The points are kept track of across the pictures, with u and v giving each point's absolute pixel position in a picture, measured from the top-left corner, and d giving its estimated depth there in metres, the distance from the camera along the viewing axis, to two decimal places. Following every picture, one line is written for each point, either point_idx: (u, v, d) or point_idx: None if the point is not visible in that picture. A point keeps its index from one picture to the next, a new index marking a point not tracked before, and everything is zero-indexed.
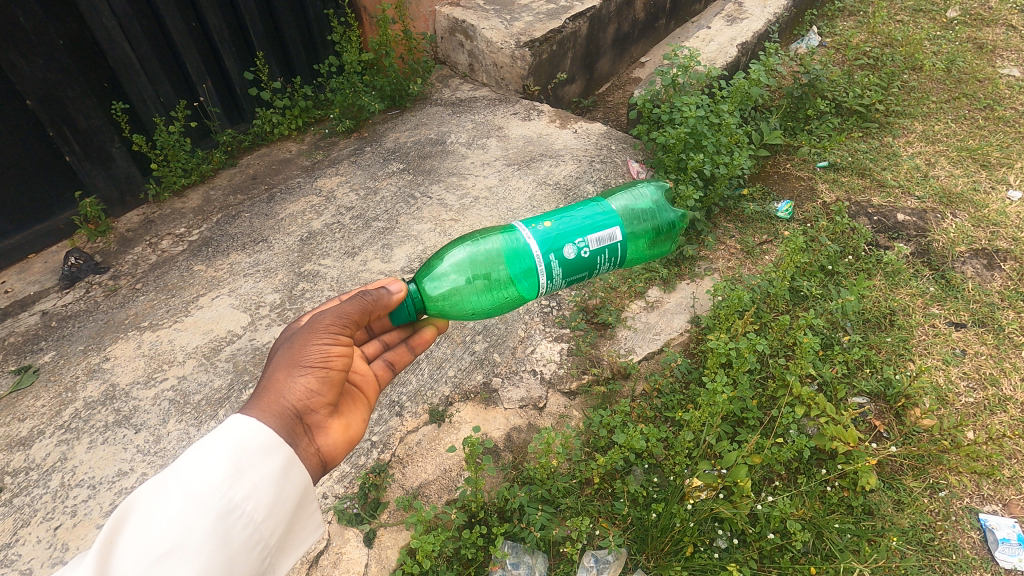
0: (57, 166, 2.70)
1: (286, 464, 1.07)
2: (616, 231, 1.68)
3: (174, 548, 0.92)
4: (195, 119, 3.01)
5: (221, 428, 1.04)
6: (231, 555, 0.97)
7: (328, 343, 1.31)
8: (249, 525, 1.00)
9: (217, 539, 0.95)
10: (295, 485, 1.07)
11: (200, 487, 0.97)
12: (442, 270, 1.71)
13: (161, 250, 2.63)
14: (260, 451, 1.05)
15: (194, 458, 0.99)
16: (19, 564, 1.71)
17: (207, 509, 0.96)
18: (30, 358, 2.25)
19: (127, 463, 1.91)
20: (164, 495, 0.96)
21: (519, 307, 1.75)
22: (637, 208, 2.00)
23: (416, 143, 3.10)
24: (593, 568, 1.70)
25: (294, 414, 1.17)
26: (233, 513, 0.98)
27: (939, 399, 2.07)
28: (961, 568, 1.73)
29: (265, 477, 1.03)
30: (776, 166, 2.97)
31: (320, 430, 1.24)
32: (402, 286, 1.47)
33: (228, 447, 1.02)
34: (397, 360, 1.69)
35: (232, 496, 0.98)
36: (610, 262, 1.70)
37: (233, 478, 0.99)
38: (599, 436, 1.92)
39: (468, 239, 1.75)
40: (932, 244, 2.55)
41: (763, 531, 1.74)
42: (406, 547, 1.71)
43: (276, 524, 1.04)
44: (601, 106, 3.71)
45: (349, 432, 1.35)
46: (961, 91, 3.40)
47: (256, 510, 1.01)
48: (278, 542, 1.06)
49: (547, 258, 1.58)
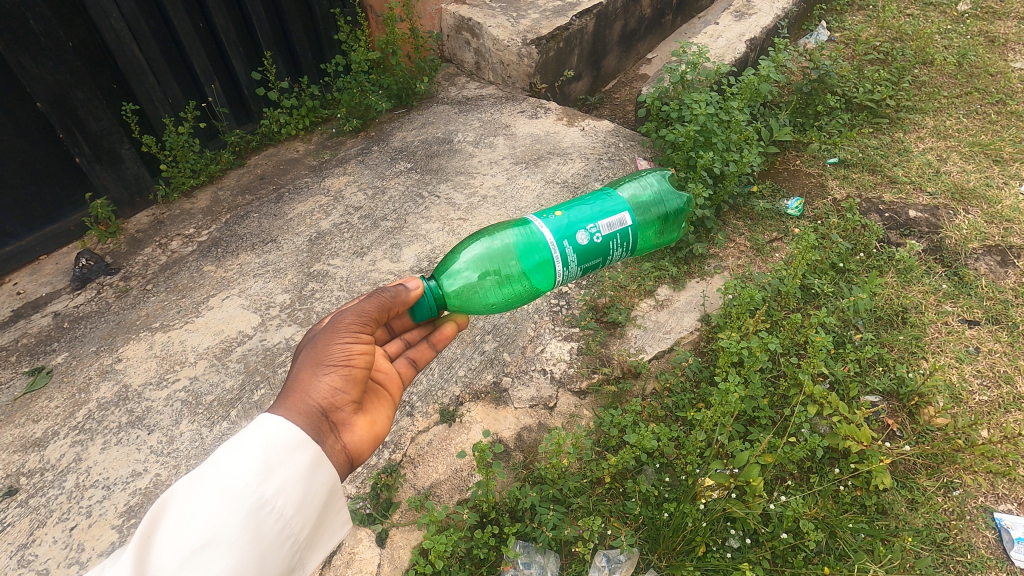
0: (68, 168, 2.71)
1: (313, 461, 1.07)
2: (626, 216, 1.68)
3: (207, 543, 0.93)
4: (204, 119, 3.03)
5: (251, 426, 1.05)
6: (262, 551, 0.97)
7: (350, 342, 1.32)
8: (279, 521, 1.00)
9: (249, 533, 0.96)
10: (323, 482, 1.07)
11: (231, 483, 0.97)
12: (457, 266, 1.72)
13: (171, 251, 2.65)
14: (288, 448, 1.05)
15: (225, 454, 1.00)
16: (36, 565, 1.72)
17: (238, 504, 0.96)
18: (44, 359, 2.27)
19: (141, 464, 1.92)
20: (197, 491, 0.97)
21: (534, 300, 1.75)
22: (644, 198, 2.01)
23: (424, 142, 3.10)
24: (604, 568, 1.70)
25: (319, 412, 1.18)
26: (264, 508, 0.98)
27: (953, 397, 2.06)
28: (976, 568, 1.72)
29: (294, 474, 1.03)
30: (785, 163, 2.95)
31: (346, 427, 1.25)
32: (420, 283, 1.48)
33: (258, 444, 1.03)
34: (419, 357, 1.69)
35: (262, 492, 0.99)
36: (622, 248, 1.70)
37: (262, 475, 1.00)
38: (610, 436, 1.92)
39: (482, 235, 1.77)
40: (944, 241, 2.52)
41: (776, 531, 1.74)
42: (418, 547, 1.72)
43: (306, 520, 1.04)
44: (608, 103, 3.69)
45: (374, 429, 1.35)
46: (973, 85, 3.37)
47: (286, 506, 1.01)
48: (308, 539, 1.05)
49: (562, 246, 1.59)
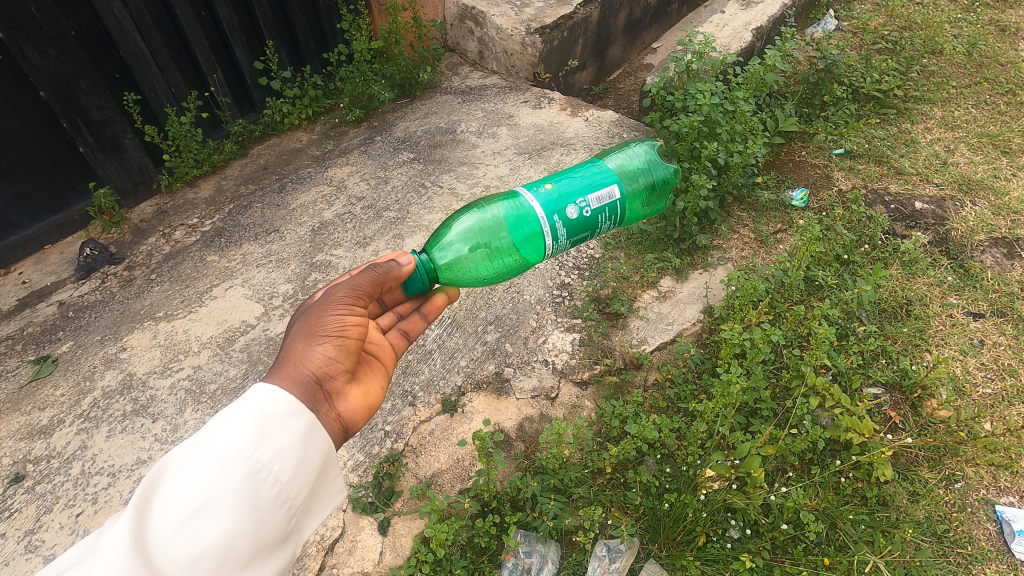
0: (71, 158, 2.72)
1: (308, 429, 1.07)
2: (615, 189, 1.69)
3: (204, 506, 0.94)
4: (206, 109, 3.02)
5: (246, 394, 1.06)
6: (259, 515, 0.98)
7: (344, 314, 1.34)
8: (276, 486, 1.00)
9: (246, 497, 0.97)
10: (318, 449, 1.08)
11: (226, 449, 0.98)
12: (449, 239, 1.71)
13: (175, 241, 2.65)
14: (283, 416, 1.05)
15: (221, 422, 1.01)
16: (43, 550, 1.75)
17: (233, 470, 0.97)
18: (49, 348, 2.28)
19: (146, 451, 1.94)
20: (194, 457, 0.98)
21: (525, 272, 1.77)
22: (632, 168, 2.03)
23: (427, 132, 3.09)
24: (605, 558, 1.70)
25: (313, 380, 1.19)
26: (259, 474, 0.99)
27: (957, 390, 2.05)
28: (977, 560, 1.72)
29: (290, 441, 1.04)
30: (791, 154, 2.92)
31: (339, 396, 1.26)
32: (412, 258, 1.50)
33: (253, 411, 1.03)
34: (411, 328, 1.70)
35: (258, 457, 0.99)
36: (611, 221, 1.72)
37: (258, 441, 1.00)
38: (611, 426, 1.92)
39: (473, 207, 1.76)
40: (951, 233, 2.50)
41: (776, 521, 1.74)
42: (420, 536, 1.73)
43: (301, 486, 1.04)
44: (612, 93, 3.66)
45: (368, 399, 1.36)
46: (982, 75, 3.33)
47: (282, 472, 1.01)
48: (304, 504, 1.06)
49: (552, 220, 1.59)
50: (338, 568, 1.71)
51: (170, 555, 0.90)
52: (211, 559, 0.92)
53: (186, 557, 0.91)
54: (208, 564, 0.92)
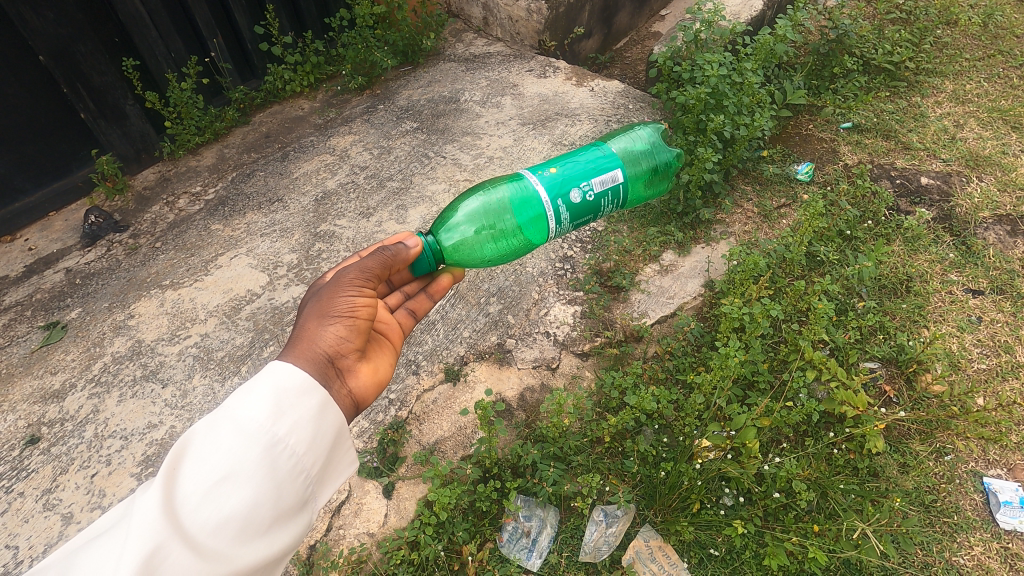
0: (73, 124, 2.71)
1: (322, 404, 1.10)
2: (618, 172, 1.71)
3: (227, 476, 0.98)
4: (207, 75, 2.98)
5: (262, 373, 1.09)
6: (278, 484, 1.02)
7: (354, 295, 1.36)
8: (292, 458, 1.04)
9: (265, 467, 1.00)
10: (331, 424, 1.11)
11: (246, 423, 1.01)
12: (455, 221, 1.73)
13: (178, 209, 2.66)
14: (298, 392, 1.08)
15: (240, 397, 1.04)
16: (60, 508, 1.81)
17: (253, 443, 1.00)
18: (58, 314, 2.32)
19: (157, 416, 1.99)
20: (216, 430, 1.01)
21: (529, 254, 1.77)
22: (635, 151, 2.04)
23: (430, 101, 3.05)
24: (601, 522, 1.78)
25: (325, 358, 1.23)
26: (278, 447, 1.02)
27: (952, 365, 2.08)
28: (961, 529, 1.78)
29: (304, 416, 1.07)
30: (797, 128, 2.90)
31: (350, 373, 1.30)
32: (418, 241, 1.50)
33: (269, 388, 1.07)
34: (418, 308, 1.73)
35: (276, 431, 1.03)
36: (613, 204, 1.73)
37: (275, 416, 1.04)
38: (610, 397, 1.96)
39: (479, 189, 1.78)
40: (954, 209, 2.50)
41: (769, 490, 1.80)
42: (423, 499, 1.80)
43: (317, 457, 1.08)
44: (619, 62, 3.59)
45: (377, 376, 1.40)
46: (997, 47, 3.26)
47: (298, 445, 1.05)
48: (319, 475, 1.10)
49: (556, 203, 1.61)
50: (344, 529, 1.77)
51: (197, 521, 0.95)
52: (235, 524, 0.97)
53: (212, 523, 0.95)
54: (232, 529, 0.96)
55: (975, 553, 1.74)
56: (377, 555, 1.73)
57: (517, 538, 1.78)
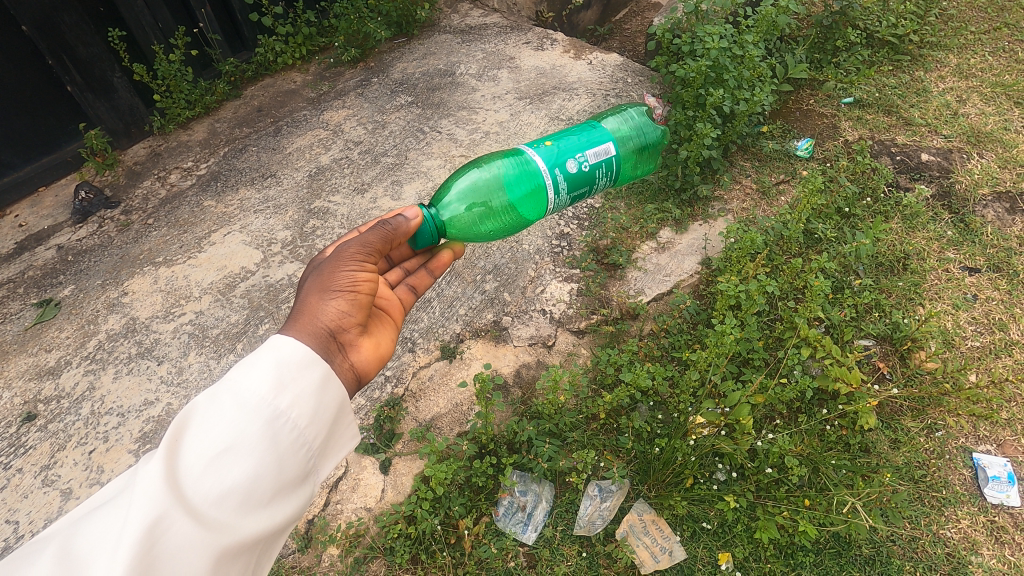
0: (60, 97, 2.66)
1: (323, 378, 1.10)
2: (612, 145, 1.69)
3: (228, 448, 0.98)
4: (196, 47, 2.92)
5: (264, 347, 1.08)
6: (279, 456, 1.02)
7: (355, 270, 1.35)
8: (295, 431, 1.04)
9: (267, 439, 1.00)
10: (333, 398, 1.11)
11: (248, 395, 1.01)
12: (447, 200, 1.70)
13: (170, 185, 2.62)
14: (300, 365, 1.08)
15: (242, 369, 1.04)
16: (60, 484, 1.83)
17: (254, 415, 1.00)
18: (51, 291, 2.30)
19: (153, 393, 2.00)
20: (218, 402, 1.01)
21: (523, 229, 1.76)
22: (626, 131, 2.03)
23: (425, 74, 2.99)
24: (596, 497, 1.80)
25: (327, 333, 1.22)
26: (279, 419, 1.02)
27: (945, 342, 2.09)
28: (949, 502, 1.80)
29: (306, 389, 1.07)
30: (798, 102, 2.85)
31: (352, 348, 1.29)
32: (419, 213, 1.48)
33: (271, 361, 1.06)
34: (418, 284, 1.72)
35: (278, 404, 1.03)
36: (608, 177, 1.71)
37: (277, 388, 1.03)
38: (606, 374, 1.97)
39: (474, 167, 1.75)
40: (954, 186, 2.48)
41: (761, 466, 1.82)
42: (420, 475, 1.82)
43: (318, 431, 1.08)
44: (618, 34, 3.50)
45: (379, 350, 1.39)
46: (1003, 20, 3.19)
47: (300, 418, 1.05)
48: (322, 448, 1.10)
49: (553, 173, 1.59)
50: (342, 504, 1.80)
51: (199, 491, 0.95)
52: (237, 495, 0.97)
53: (215, 494, 0.95)
54: (234, 501, 0.97)
55: (962, 526, 1.77)
56: (374, 529, 1.75)
57: (513, 512, 1.80)
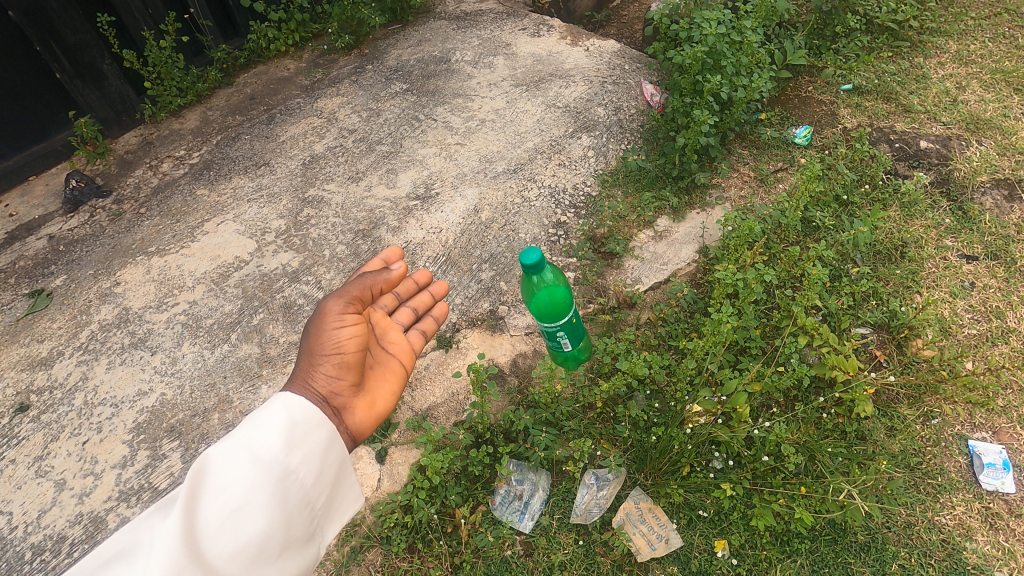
0: (50, 85, 2.61)
1: (329, 438, 1.17)
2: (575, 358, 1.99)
3: (244, 505, 1.04)
4: (187, 33, 2.87)
5: (274, 402, 1.15)
6: (288, 515, 1.09)
7: (341, 330, 1.41)
8: (302, 490, 1.12)
9: (279, 500, 1.08)
10: (336, 456, 1.19)
11: (263, 453, 1.08)
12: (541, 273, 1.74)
13: (162, 173, 2.59)
14: (309, 425, 1.15)
15: (256, 426, 1.10)
16: (53, 475, 1.82)
17: (270, 474, 1.07)
18: (42, 281, 2.28)
19: (147, 383, 1.98)
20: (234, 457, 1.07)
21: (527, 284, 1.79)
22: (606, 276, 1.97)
23: (420, 61, 2.95)
24: (593, 485, 1.81)
25: (320, 399, 1.31)
26: (290, 479, 1.10)
27: (942, 331, 2.08)
28: (945, 490, 1.80)
29: (315, 450, 1.14)
30: (797, 89, 2.83)
31: (347, 409, 1.37)
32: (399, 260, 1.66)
33: (283, 417, 1.13)
34: (427, 329, 1.78)
35: (290, 464, 1.10)
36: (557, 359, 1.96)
37: (289, 448, 1.11)
38: (602, 363, 1.96)
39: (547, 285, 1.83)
40: (953, 173, 2.47)
41: (758, 454, 1.81)
42: (416, 464, 1.81)
43: (322, 491, 1.16)
44: (615, 21, 3.46)
45: (379, 407, 1.45)
46: (1004, 5, 3.16)
47: (308, 477, 1.13)
48: (323, 506, 1.18)
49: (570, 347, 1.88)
50: None
51: (215, 548, 1.00)
52: (249, 553, 1.03)
53: (229, 550, 1.01)
54: (246, 558, 1.03)
55: (957, 513, 1.77)
56: (371, 518, 1.75)
57: (509, 501, 1.80)
